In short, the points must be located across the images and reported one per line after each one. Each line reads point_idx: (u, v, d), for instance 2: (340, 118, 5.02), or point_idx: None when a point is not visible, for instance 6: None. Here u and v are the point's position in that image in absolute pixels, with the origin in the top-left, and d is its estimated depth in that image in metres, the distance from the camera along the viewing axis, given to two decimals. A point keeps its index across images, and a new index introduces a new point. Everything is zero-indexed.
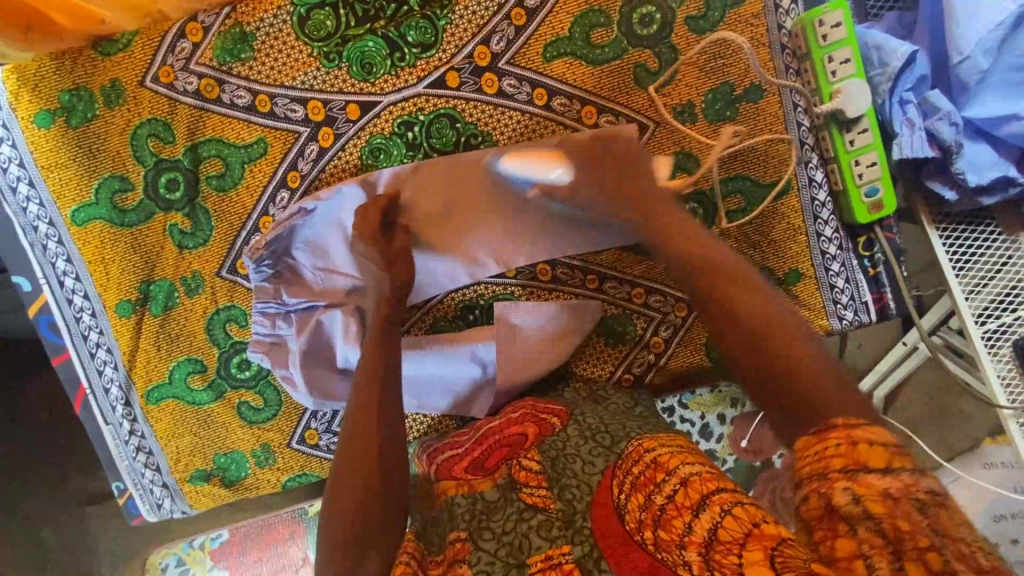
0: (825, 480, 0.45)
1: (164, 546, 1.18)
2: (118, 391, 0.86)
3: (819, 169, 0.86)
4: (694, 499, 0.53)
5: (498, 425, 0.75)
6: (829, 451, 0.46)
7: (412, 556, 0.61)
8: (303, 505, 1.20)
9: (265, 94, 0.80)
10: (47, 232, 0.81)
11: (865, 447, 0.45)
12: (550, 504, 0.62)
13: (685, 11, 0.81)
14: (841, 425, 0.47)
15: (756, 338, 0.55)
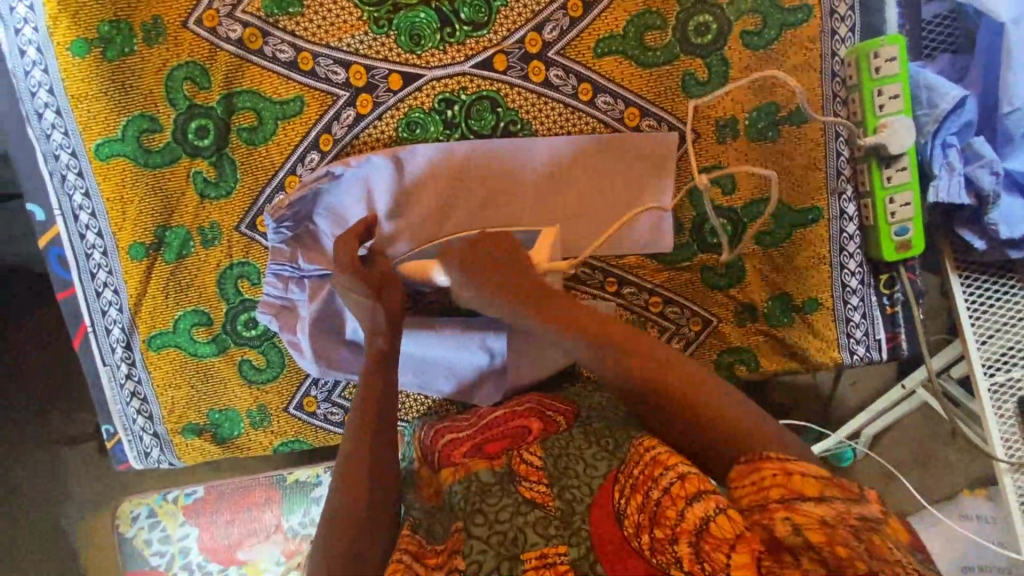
0: (766, 510, 0.51)
1: (137, 496, 1.17)
2: (119, 333, 0.85)
3: (852, 202, 0.85)
4: (691, 491, 0.56)
5: (502, 415, 0.76)
6: (768, 481, 0.52)
7: (407, 552, 0.61)
8: (282, 472, 1.19)
9: (308, 51, 0.78)
10: (69, 162, 0.80)
11: (798, 478, 0.51)
12: (549, 502, 0.61)
13: (741, 25, 0.80)
14: (776, 456, 0.53)
15: (692, 427, 0.58)
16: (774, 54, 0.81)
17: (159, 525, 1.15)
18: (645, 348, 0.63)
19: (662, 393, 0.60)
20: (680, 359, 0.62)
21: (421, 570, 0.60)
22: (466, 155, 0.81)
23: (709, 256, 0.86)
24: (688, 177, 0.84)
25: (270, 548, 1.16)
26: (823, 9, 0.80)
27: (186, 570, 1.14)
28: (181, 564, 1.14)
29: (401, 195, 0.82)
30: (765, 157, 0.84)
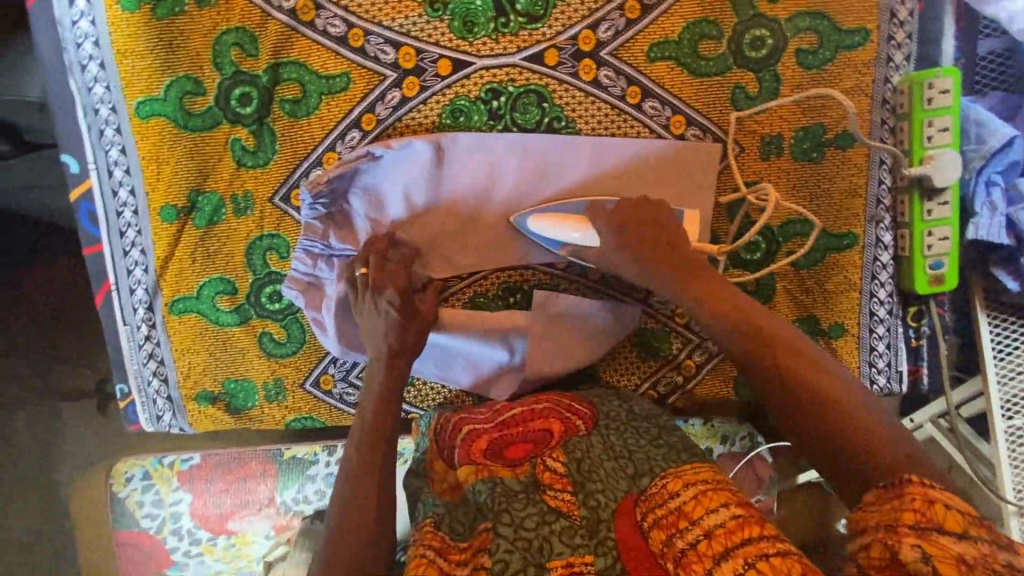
0: (893, 532, 0.46)
1: (133, 458, 1.19)
2: (143, 294, 0.84)
3: (889, 231, 0.85)
4: (718, 550, 0.54)
5: (521, 412, 0.75)
6: (901, 503, 0.48)
7: (429, 548, 0.60)
8: (279, 447, 1.21)
9: (360, 28, 0.77)
10: (108, 117, 0.79)
11: (941, 510, 0.46)
12: (574, 511, 0.61)
13: (798, 42, 0.79)
14: (916, 483, 0.49)
15: (821, 431, 0.56)
16: (827, 75, 0.80)
17: (153, 488, 1.18)
18: (793, 347, 0.61)
19: (809, 399, 0.57)
20: (818, 362, 0.60)
21: (444, 565, 0.59)
22: (508, 150, 0.81)
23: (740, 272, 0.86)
24: (727, 192, 0.84)
25: (261, 522, 1.20)
26: (880, 33, 0.79)
27: (176, 535, 1.18)
28: (171, 528, 1.18)
29: (438, 179, 0.81)
30: (807, 178, 0.83)
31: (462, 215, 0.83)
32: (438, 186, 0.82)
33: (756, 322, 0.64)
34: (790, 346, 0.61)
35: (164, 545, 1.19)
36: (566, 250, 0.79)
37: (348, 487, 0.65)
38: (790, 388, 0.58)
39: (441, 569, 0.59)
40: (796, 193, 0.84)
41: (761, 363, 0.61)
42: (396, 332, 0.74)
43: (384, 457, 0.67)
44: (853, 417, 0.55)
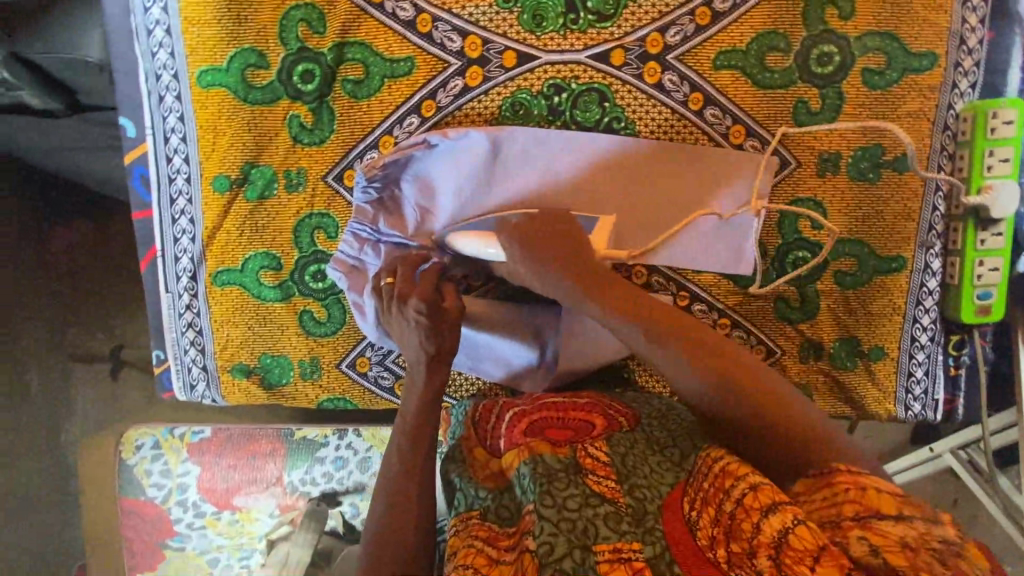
0: (838, 527, 0.54)
1: (144, 426, 1.21)
2: (188, 263, 0.84)
3: (938, 258, 0.84)
4: (764, 503, 0.56)
5: (561, 405, 0.75)
6: (841, 497, 0.55)
7: (478, 538, 0.64)
8: (290, 427, 1.21)
9: (428, 14, 0.77)
10: (169, 84, 0.79)
11: (876, 494, 0.54)
12: (619, 499, 0.60)
13: (865, 62, 0.79)
14: (848, 471, 0.57)
15: (763, 437, 0.61)
16: (891, 97, 0.80)
17: (161, 457, 1.19)
18: (728, 359, 0.64)
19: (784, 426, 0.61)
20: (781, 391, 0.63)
21: (494, 553, 0.62)
22: (564, 148, 0.80)
23: (785, 287, 0.86)
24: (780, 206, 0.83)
25: (267, 500, 1.19)
26: (948, 58, 0.79)
27: (182, 506, 1.19)
28: (177, 499, 1.19)
29: (490, 173, 0.81)
30: (862, 198, 0.83)
31: (507, 210, 0.81)
32: (490, 180, 0.81)
33: (695, 336, 0.66)
34: (723, 359, 0.64)
35: (168, 515, 1.19)
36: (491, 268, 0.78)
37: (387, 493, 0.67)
38: (738, 402, 0.62)
39: (491, 557, 0.62)
40: (848, 213, 0.83)
41: (735, 387, 0.63)
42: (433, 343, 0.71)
43: (424, 465, 0.68)
44: (789, 416, 0.61)
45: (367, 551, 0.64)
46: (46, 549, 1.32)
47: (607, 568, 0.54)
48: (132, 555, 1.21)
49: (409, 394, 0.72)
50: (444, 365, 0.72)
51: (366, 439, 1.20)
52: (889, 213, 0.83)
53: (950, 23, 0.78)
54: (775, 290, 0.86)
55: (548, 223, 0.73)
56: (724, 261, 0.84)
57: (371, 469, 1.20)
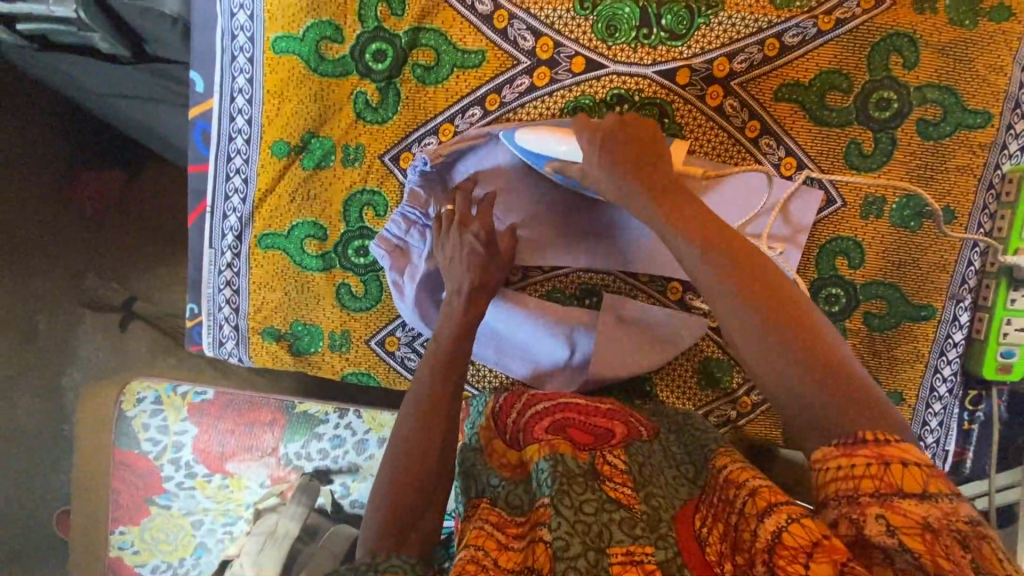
0: (857, 503, 0.51)
1: (148, 380, 1.22)
2: (235, 222, 0.86)
3: (967, 311, 0.86)
4: (761, 507, 0.56)
5: (585, 408, 0.76)
6: (860, 471, 0.51)
7: (488, 522, 0.63)
8: (293, 400, 1.22)
9: (506, 11, 0.79)
10: (243, 45, 0.80)
11: (899, 471, 0.50)
12: (634, 505, 0.60)
13: (921, 112, 0.81)
14: (870, 441, 0.52)
15: (806, 397, 0.56)
16: (942, 150, 0.82)
17: (161, 413, 1.20)
18: (795, 315, 0.58)
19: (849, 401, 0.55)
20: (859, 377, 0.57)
21: (503, 539, 0.62)
22: None
23: None
24: (819, 241, 0.84)
25: (259, 469, 1.19)
26: (1002, 119, 0.81)
27: (174, 464, 1.19)
28: (170, 457, 1.19)
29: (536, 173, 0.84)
30: (901, 245, 0.84)
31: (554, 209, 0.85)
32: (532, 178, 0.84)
33: (767, 286, 0.59)
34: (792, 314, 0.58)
35: (158, 472, 1.19)
36: (551, 164, 0.75)
37: (413, 424, 0.67)
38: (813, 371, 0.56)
39: (500, 542, 0.61)
40: (885, 257, 0.85)
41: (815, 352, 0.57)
42: (475, 281, 0.76)
43: (451, 404, 0.69)
44: (849, 385, 0.56)
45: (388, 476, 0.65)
46: (32, 490, 1.32)
47: (619, 570, 0.54)
48: (118, 506, 1.21)
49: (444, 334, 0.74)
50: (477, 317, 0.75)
51: (365, 421, 1.20)
52: (926, 262, 0.84)
53: (1008, 86, 0.80)
54: None
55: (637, 146, 0.70)
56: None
57: (367, 452, 1.20)
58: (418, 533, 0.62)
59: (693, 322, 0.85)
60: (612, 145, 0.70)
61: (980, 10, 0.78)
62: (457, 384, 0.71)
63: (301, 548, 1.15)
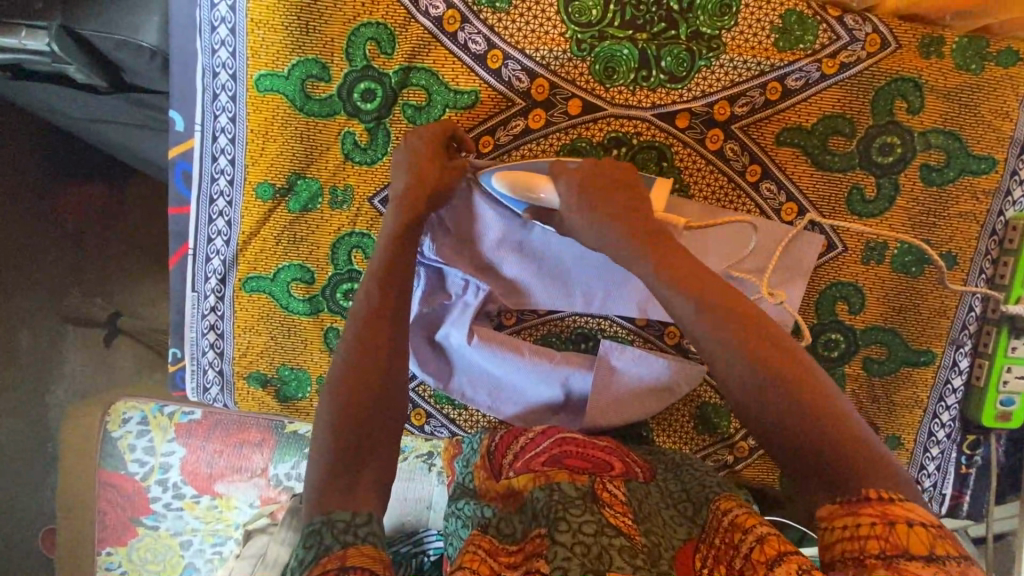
0: (861, 563, 0.46)
1: (134, 400, 1.19)
2: (218, 265, 0.83)
3: (966, 357, 0.85)
4: (771, 555, 0.52)
5: (583, 441, 0.74)
6: (864, 531, 0.48)
7: (481, 548, 0.60)
8: (282, 420, 1.16)
9: (500, 50, 0.76)
10: (226, 83, 0.77)
11: (903, 530, 0.46)
12: (636, 537, 0.58)
13: (924, 158, 0.79)
14: (874, 500, 0.49)
15: (808, 450, 0.54)
16: (946, 195, 0.80)
17: (147, 434, 1.17)
18: (811, 380, 0.57)
19: (849, 457, 0.52)
20: (870, 443, 0.54)
21: (496, 565, 0.59)
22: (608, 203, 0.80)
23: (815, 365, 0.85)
24: (820, 285, 0.82)
25: (248, 490, 1.17)
26: (1006, 166, 0.79)
27: (161, 485, 1.16)
28: (157, 478, 1.17)
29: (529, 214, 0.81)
30: (903, 291, 0.82)
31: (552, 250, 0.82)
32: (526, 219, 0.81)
33: (764, 338, 0.59)
34: (807, 378, 0.56)
35: (146, 493, 1.17)
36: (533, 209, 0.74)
37: (346, 379, 0.63)
38: (813, 427, 0.54)
39: (493, 568, 0.58)
40: (886, 303, 0.83)
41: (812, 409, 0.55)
42: (412, 185, 0.70)
43: (386, 352, 0.65)
44: (858, 446, 0.53)
45: (325, 437, 0.60)
46: (14, 507, 1.28)
47: None
48: (105, 527, 1.18)
49: (371, 281, 0.69)
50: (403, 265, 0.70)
51: None
52: (928, 307, 0.83)
53: (1013, 132, 0.78)
54: None
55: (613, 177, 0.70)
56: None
57: None
58: (365, 488, 0.58)
59: (692, 369, 0.83)
60: (591, 192, 0.68)
61: (988, 55, 0.76)
62: (392, 332, 0.67)
63: None
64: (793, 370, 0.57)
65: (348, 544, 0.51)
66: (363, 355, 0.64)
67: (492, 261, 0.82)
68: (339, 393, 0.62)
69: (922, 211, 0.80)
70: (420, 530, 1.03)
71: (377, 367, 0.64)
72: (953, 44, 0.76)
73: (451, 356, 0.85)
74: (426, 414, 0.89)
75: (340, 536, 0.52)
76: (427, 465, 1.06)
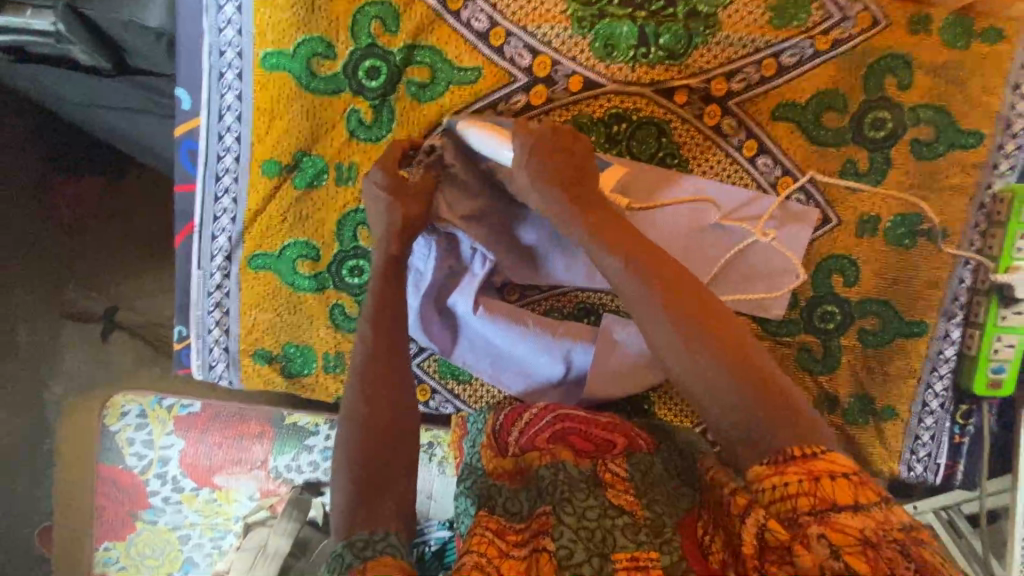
0: (797, 524, 0.48)
1: (132, 394, 1.19)
2: (224, 243, 0.84)
3: (958, 328, 0.87)
4: (741, 505, 0.52)
5: (583, 418, 0.73)
6: (794, 489, 0.49)
7: (489, 529, 0.61)
8: (282, 411, 1.16)
9: (503, 28, 0.77)
10: (232, 61, 0.78)
11: (830, 484, 0.49)
12: (639, 512, 0.60)
13: (915, 132, 0.81)
14: (799, 458, 0.51)
15: (735, 412, 0.56)
16: (935, 169, 0.82)
17: (146, 427, 1.17)
18: (742, 349, 0.59)
19: (772, 415, 0.55)
20: (795, 403, 0.56)
21: (504, 546, 0.59)
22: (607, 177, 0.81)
23: (811, 337, 0.87)
24: (816, 258, 0.84)
25: (248, 482, 1.16)
26: (994, 139, 0.82)
27: (160, 479, 1.16)
28: (156, 472, 1.16)
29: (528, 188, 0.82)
30: (896, 263, 0.85)
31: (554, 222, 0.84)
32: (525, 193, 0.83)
33: (699, 311, 0.61)
34: (738, 347, 0.59)
35: (144, 487, 1.17)
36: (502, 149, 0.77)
37: (356, 405, 0.66)
38: (744, 394, 0.56)
39: (502, 549, 0.59)
40: (879, 275, 0.85)
41: (742, 378, 0.57)
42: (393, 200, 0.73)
43: (393, 375, 0.68)
44: (782, 409, 0.55)
45: (343, 462, 0.63)
46: (9, 505, 1.27)
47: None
48: (102, 522, 1.18)
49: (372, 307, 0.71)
50: (393, 282, 0.73)
51: None
52: (920, 279, 0.85)
53: (1000, 107, 0.81)
54: (801, 339, 0.86)
55: (574, 155, 0.72)
56: (763, 295, 0.83)
57: None
58: (387, 510, 0.60)
59: None
60: (545, 167, 0.70)
61: (973, 32, 0.79)
62: (397, 355, 0.69)
63: (292, 564, 1.12)
64: (725, 342, 0.59)
65: (367, 558, 0.54)
66: (371, 380, 0.67)
67: (497, 232, 0.83)
68: (353, 420, 0.65)
69: (914, 186, 0.83)
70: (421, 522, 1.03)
71: (386, 391, 0.66)
72: (940, 22, 0.79)
73: (458, 325, 0.86)
74: (432, 390, 0.91)
75: (360, 553, 0.54)
76: (427, 456, 1.06)
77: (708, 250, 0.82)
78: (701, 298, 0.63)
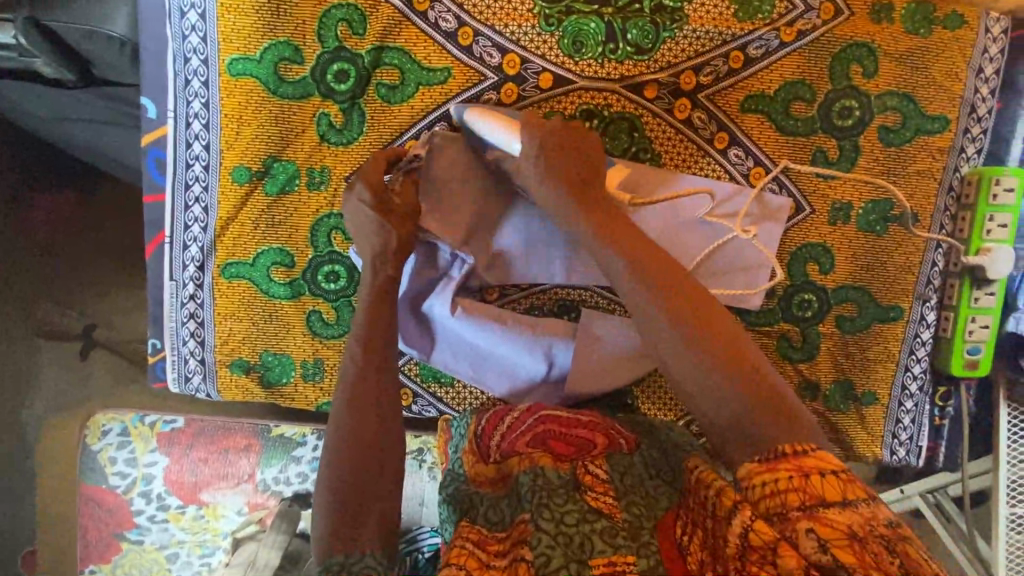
0: (787, 520, 0.49)
1: (113, 411, 1.16)
2: (196, 252, 0.82)
3: (933, 311, 0.88)
4: (728, 506, 0.52)
5: (565, 419, 0.73)
6: (783, 486, 0.50)
7: (469, 540, 0.60)
8: (267, 423, 1.15)
9: (471, 28, 0.77)
10: (197, 68, 0.77)
11: (817, 480, 0.50)
12: (617, 514, 0.58)
13: (882, 119, 0.82)
14: (789, 455, 0.52)
15: (731, 411, 0.57)
16: (903, 155, 0.83)
17: (128, 445, 1.14)
18: (722, 332, 0.61)
19: (763, 413, 0.56)
20: (786, 401, 0.57)
21: (484, 556, 0.58)
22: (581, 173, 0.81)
23: (790, 327, 0.87)
24: (790, 247, 0.85)
25: (235, 496, 1.14)
26: (958, 124, 0.83)
27: (145, 497, 1.14)
28: (140, 490, 1.14)
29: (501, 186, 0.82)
30: (869, 249, 0.86)
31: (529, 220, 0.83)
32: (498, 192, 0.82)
33: (679, 301, 0.63)
34: (734, 346, 0.60)
35: (128, 506, 1.14)
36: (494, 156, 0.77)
37: (343, 419, 0.65)
38: (738, 393, 0.57)
39: (482, 560, 0.57)
40: (854, 261, 0.86)
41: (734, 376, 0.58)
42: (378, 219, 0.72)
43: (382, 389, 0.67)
44: (769, 396, 0.57)
45: (326, 478, 0.62)
46: None
47: None
48: (85, 544, 1.16)
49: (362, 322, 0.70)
50: (388, 300, 0.72)
51: None
52: (894, 264, 0.86)
53: (963, 92, 0.82)
54: (780, 329, 0.87)
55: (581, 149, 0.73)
56: (741, 285, 0.84)
57: None
58: (370, 526, 0.59)
59: None
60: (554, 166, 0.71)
61: (934, 19, 0.80)
62: (385, 369, 0.68)
63: None
64: (721, 341, 0.60)
65: None
66: (359, 394, 0.66)
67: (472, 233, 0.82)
68: (338, 434, 0.64)
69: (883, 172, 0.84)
70: (414, 529, 1.02)
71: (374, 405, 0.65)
72: (902, 10, 0.80)
73: (435, 329, 0.85)
74: (413, 394, 0.90)
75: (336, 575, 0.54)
76: (418, 461, 1.06)
77: (686, 243, 0.82)
78: (702, 298, 0.64)
